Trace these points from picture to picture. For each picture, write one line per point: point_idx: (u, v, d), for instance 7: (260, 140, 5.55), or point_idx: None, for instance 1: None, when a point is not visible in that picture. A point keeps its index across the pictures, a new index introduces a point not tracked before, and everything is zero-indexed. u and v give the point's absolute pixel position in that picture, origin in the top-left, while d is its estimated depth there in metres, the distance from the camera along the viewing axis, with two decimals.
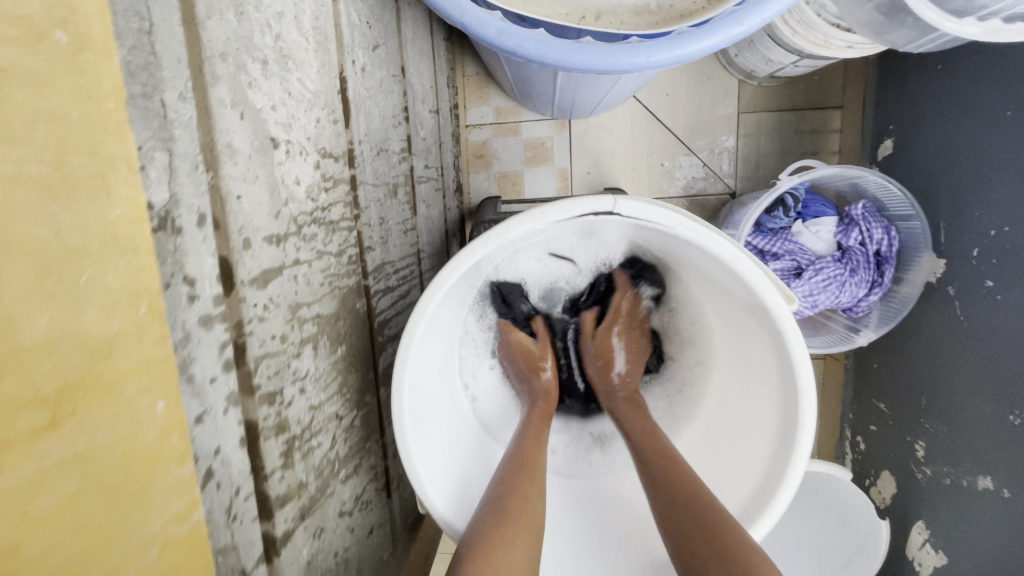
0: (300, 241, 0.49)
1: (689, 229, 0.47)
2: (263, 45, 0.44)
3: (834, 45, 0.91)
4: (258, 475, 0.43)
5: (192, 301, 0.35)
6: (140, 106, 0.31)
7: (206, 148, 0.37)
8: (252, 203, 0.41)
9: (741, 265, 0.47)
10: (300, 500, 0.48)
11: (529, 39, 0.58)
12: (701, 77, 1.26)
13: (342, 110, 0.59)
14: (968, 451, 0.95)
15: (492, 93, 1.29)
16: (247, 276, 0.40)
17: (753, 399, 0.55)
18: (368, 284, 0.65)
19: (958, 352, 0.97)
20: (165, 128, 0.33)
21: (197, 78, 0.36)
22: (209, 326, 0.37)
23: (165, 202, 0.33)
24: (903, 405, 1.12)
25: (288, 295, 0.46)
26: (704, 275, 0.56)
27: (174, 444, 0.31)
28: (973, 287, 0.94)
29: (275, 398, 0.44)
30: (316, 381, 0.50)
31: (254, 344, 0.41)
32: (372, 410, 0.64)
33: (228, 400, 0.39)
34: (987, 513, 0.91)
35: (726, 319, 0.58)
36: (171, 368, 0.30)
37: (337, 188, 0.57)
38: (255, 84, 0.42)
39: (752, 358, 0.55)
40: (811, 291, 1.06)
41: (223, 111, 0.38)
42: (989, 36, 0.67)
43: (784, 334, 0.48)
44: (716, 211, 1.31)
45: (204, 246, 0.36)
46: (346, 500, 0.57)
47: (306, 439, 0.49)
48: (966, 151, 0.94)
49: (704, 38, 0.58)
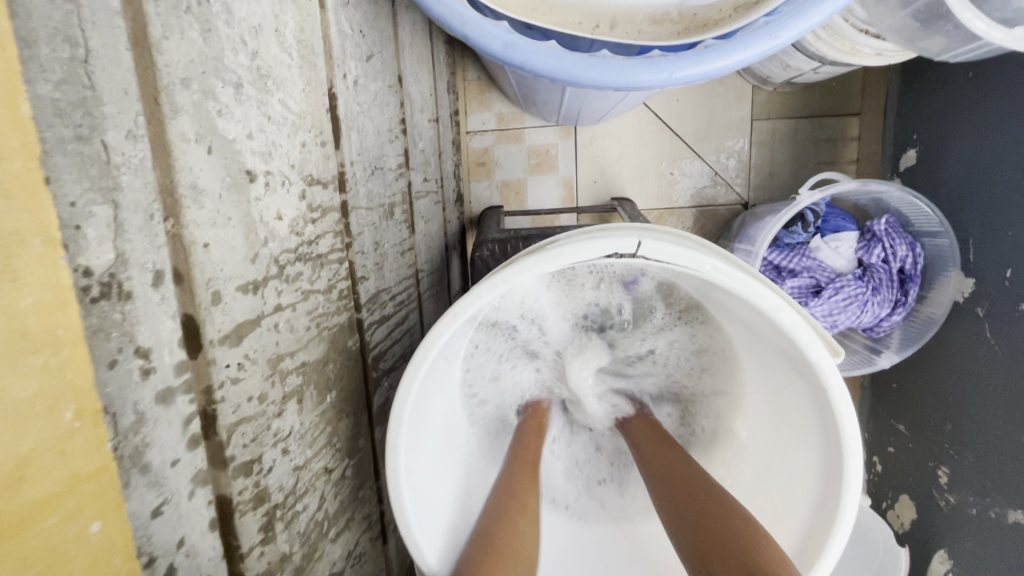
0: (282, 283, 0.43)
1: (722, 273, 0.42)
2: (237, 65, 0.38)
3: (861, 52, 0.85)
4: (232, 558, 0.37)
5: (146, 375, 0.30)
6: (74, 152, 0.26)
7: (163, 192, 0.31)
8: (223, 249, 0.36)
9: (782, 314, 0.42)
10: (284, 574, 0.43)
11: (538, 53, 0.53)
12: (713, 83, 1.20)
13: (332, 129, 0.54)
14: (996, 483, 0.90)
15: (494, 99, 1.23)
16: (217, 335, 0.35)
17: (788, 451, 0.49)
18: (361, 317, 0.59)
19: (988, 377, 0.91)
20: (109, 174, 0.28)
21: (151, 110, 0.30)
22: (168, 400, 0.32)
23: (109, 264, 0.28)
24: (925, 429, 1.06)
25: (268, 347, 0.41)
26: (737, 319, 0.51)
27: (115, 566, 0.25)
28: (1004, 309, 0.88)
29: (252, 468, 0.39)
30: (300, 438, 0.45)
31: (226, 412, 0.36)
32: (365, 456, 0.59)
33: (194, 480, 0.34)
34: (1016, 549, 0.86)
35: (759, 365, 0.53)
36: (110, 476, 0.24)
37: (325, 218, 0.51)
38: (226, 111, 0.36)
39: (787, 407, 0.49)
40: (830, 310, 1.01)
41: (185, 146, 0.32)
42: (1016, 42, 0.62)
43: (830, 390, 0.43)
44: (728, 222, 1.25)
45: (161, 307, 0.31)
46: (337, 560, 0.52)
47: (290, 506, 0.43)
48: (999, 165, 0.89)
49: (732, 53, 0.52)
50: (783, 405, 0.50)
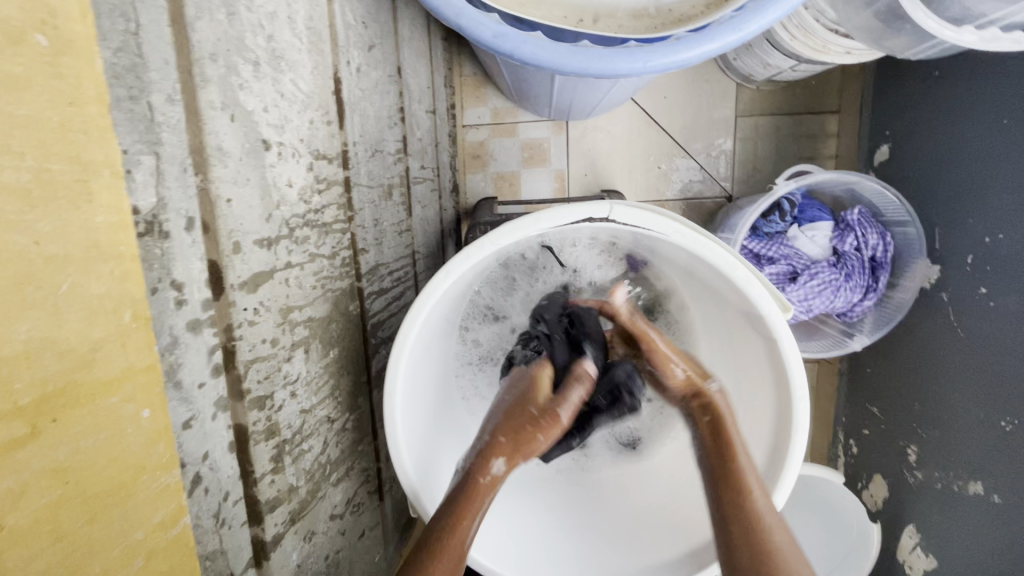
0: (292, 244, 0.48)
1: (685, 236, 0.47)
2: (256, 46, 0.43)
3: (832, 50, 0.91)
4: (247, 480, 0.42)
5: (180, 305, 0.35)
6: (126, 109, 0.31)
7: (195, 150, 0.36)
8: (243, 206, 0.41)
9: (737, 273, 0.47)
10: (291, 504, 0.48)
11: (526, 42, 0.58)
12: (699, 81, 1.26)
13: (337, 111, 0.59)
14: (958, 457, 0.96)
15: (489, 94, 1.28)
16: (237, 280, 0.40)
17: (747, 404, 0.55)
18: (362, 286, 0.64)
19: (952, 358, 0.97)
20: (152, 131, 0.33)
21: (186, 78, 0.35)
22: (197, 330, 0.37)
23: (151, 207, 0.33)
24: (895, 410, 1.12)
25: (280, 298, 0.46)
26: (701, 284, 0.56)
27: (159, 452, 0.30)
28: (967, 294, 0.94)
29: (266, 403, 0.44)
30: (307, 385, 0.50)
31: (244, 349, 0.41)
32: (364, 413, 0.64)
33: (216, 405, 0.39)
34: (977, 518, 0.92)
35: (722, 330, 0.58)
36: (157, 375, 0.29)
37: (330, 190, 0.56)
38: (246, 86, 0.41)
39: (747, 365, 0.55)
40: (806, 296, 1.07)
41: (213, 113, 0.37)
42: (985, 44, 0.67)
43: (781, 343, 0.48)
44: (713, 214, 1.31)
45: (192, 249, 0.36)
46: (338, 504, 0.57)
47: (297, 444, 0.48)
48: (962, 157, 0.94)
49: (702, 44, 0.58)
50: (745, 364, 0.55)
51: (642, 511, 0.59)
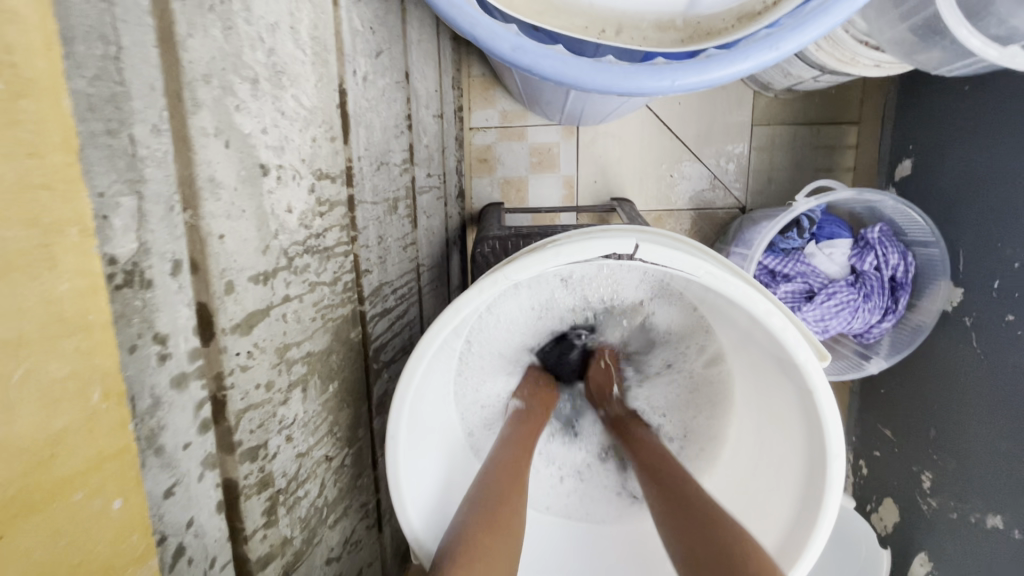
0: (291, 275, 0.44)
1: (715, 277, 0.43)
2: (254, 62, 0.39)
3: (860, 63, 0.87)
4: (237, 538, 0.39)
5: (163, 360, 0.31)
6: (103, 145, 0.27)
7: (183, 183, 0.32)
8: (237, 241, 0.37)
9: (772, 318, 0.44)
10: (285, 557, 0.44)
11: (546, 56, 0.54)
12: (715, 87, 1.21)
13: (341, 125, 0.55)
14: (977, 488, 0.93)
15: (498, 96, 1.24)
16: (229, 323, 0.36)
17: (773, 451, 0.51)
18: (364, 310, 0.60)
19: (974, 386, 0.94)
20: (134, 167, 0.29)
21: (174, 104, 0.31)
22: (183, 385, 0.33)
23: (132, 253, 0.29)
24: (910, 434, 1.09)
25: (276, 336, 0.42)
26: (729, 322, 0.52)
27: (135, 543, 0.26)
28: (993, 320, 0.90)
29: (259, 453, 0.40)
30: (304, 426, 0.46)
31: (235, 397, 0.37)
32: (364, 446, 0.60)
33: (204, 463, 0.35)
34: (994, 553, 0.89)
35: (747, 369, 0.55)
36: (129, 457, 0.25)
37: (332, 211, 0.52)
38: (243, 107, 0.38)
39: (776, 409, 0.51)
40: (822, 316, 1.03)
41: (205, 141, 0.33)
42: None
43: (816, 394, 0.44)
44: (725, 225, 1.27)
45: (179, 295, 0.32)
46: (334, 546, 0.53)
47: (293, 491, 0.45)
48: (992, 178, 0.90)
49: (736, 62, 0.53)
50: (779, 414, 0.51)
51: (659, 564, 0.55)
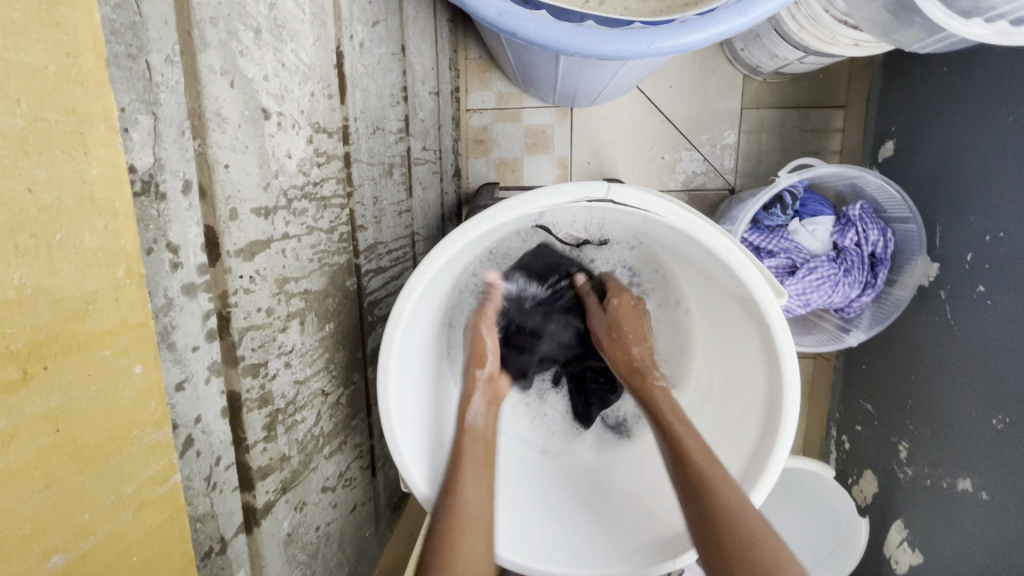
0: (290, 215, 0.48)
1: (681, 217, 0.47)
2: (257, 13, 0.43)
3: (839, 42, 0.90)
4: (239, 446, 0.43)
5: (175, 268, 0.35)
6: (124, 67, 0.31)
7: (194, 113, 0.36)
8: (240, 173, 0.41)
9: (731, 255, 0.47)
10: (282, 473, 0.48)
11: (530, 21, 0.58)
12: (705, 71, 1.25)
13: (338, 85, 0.59)
14: (949, 454, 0.96)
15: (494, 78, 1.27)
16: (234, 246, 0.40)
17: (740, 388, 0.55)
18: (359, 263, 0.64)
19: (948, 356, 0.97)
20: (151, 91, 0.33)
21: (186, 40, 0.35)
22: (192, 295, 0.37)
23: (148, 167, 0.33)
24: (889, 406, 1.12)
25: (276, 268, 0.46)
26: (699, 272, 0.56)
27: (151, 409, 0.31)
28: (965, 291, 0.94)
29: (259, 371, 0.44)
30: (302, 356, 0.50)
31: (239, 315, 0.41)
32: (358, 389, 0.64)
33: (210, 370, 0.39)
34: (964, 515, 0.93)
35: (718, 317, 0.58)
36: (150, 330, 0.30)
37: (329, 164, 0.56)
38: (246, 52, 0.41)
39: (742, 352, 0.55)
40: (804, 290, 1.07)
41: (212, 78, 0.37)
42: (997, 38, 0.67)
43: (773, 329, 0.48)
44: (714, 206, 1.30)
45: (189, 213, 0.36)
46: (330, 477, 0.57)
47: (290, 414, 0.49)
48: (967, 153, 0.94)
49: (707, 27, 0.57)
50: (743, 350, 0.54)
51: (620, 498, 0.59)
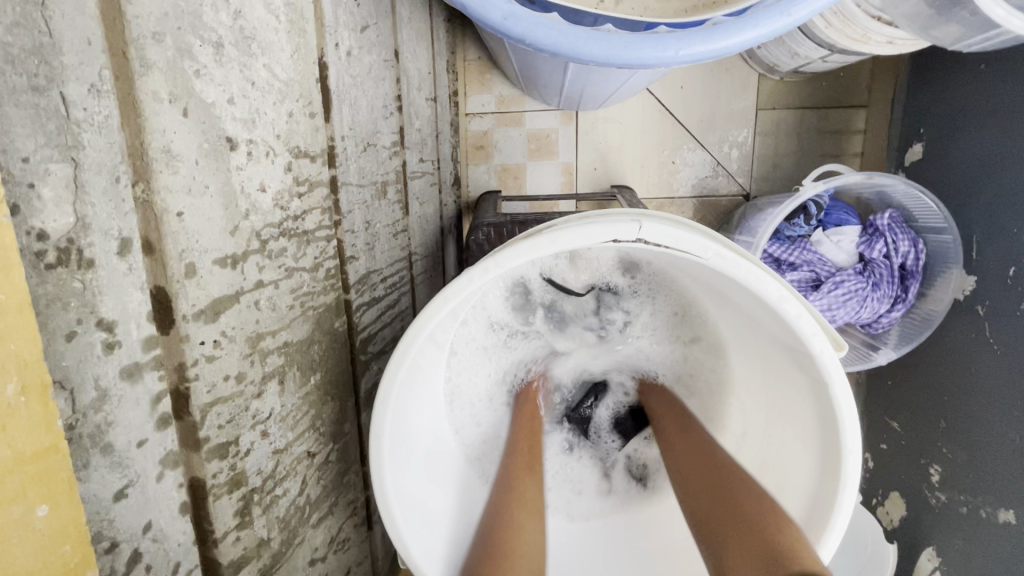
0: (264, 259, 0.41)
1: (726, 260, 0.40)
2: (218, 24, 0.35)
3: (871, 40, 0.82)
4: (205, 542, 0.36)
5: (110, 349, 0.28)
6: (25, 104, 0.24)
7: (133, 153, 0.29)
8: (200, 220, 0.34)
9: (786, 304, 0.40)
10: (261, 560, 0.41)
11: (540, 25, 0.51)
12: (718, 70, 1.17)
13: (322, 101, 0.52)
14: (989, 482, 0.90)
15: (494, 80, 1.20)
16: (192, 310, 0.33)
17: (787, 444, 0.48)
18: (350, 299, 0.57)
19: (986, 377, 0.90)
20: (68, 132, 0.26)
21: (119, 63, 0.28)
22: (135, 377, 0.30)
23: (68, 228, 0.26)
24: (918, 426, 1.06)
25: (248, 325, 0.39)
26: (740, 312, 0.49)
27: (65, 554, 0.24)
28: (1006, 308, 0.87)
29: (229, 450, 0.37)
30: (282, 421, 0.43)
31: (201, 390, 0.34)
32: (350, 441, 0.57)
33: (163, 462, 0.32)
34: (1007, 549, 0.86)
35: (760, 358, 0.52)
36: (61, 458, 0.23)
37: (313, 192, 0.49)
38: (205, 73, 0.34)
39: (790, 403, 0.48)
40: (829, 305, 1.00)
41: (157, 107, 0.30)
42: None
43: (832, 387, 0.41)
44: (728, 213, 1.23)
45: (129, 278, 0.29)
46: (319, 546, 0.51)
47: (269, 490, 0.42)
48: (1009, 159, 0.87)
49: (744, 29, 0.50)
50: (793, 402, 0.48)
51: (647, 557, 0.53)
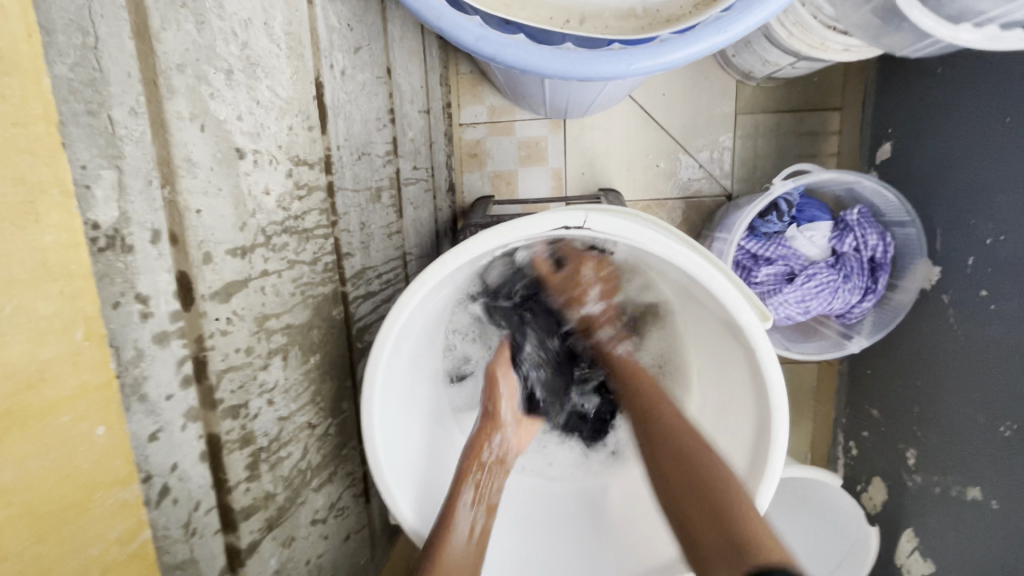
0: (269, 251, 0.48)
1: (661, 245, 0.46)
2: (228, 54, 0.42)
3: (830, 47, 0.89)
4: (221, 488, 0.42)
5: (145, 318, 0.35)
6: (84, 124, 0.31)
7: (162, 161, 0.36)
8: (214, 216, 0.41)
9: (714, 282, 0.46)
10: (268, 511, 0.48)
11: (508, 45, 0.58)
12: (697, 78, 1.24)
13: (319, 116, 0.59)
14: (958, 461, 0.94)
15: (486, 92, 1.27)
16: (208, 290, 0.40)
17: (733, 409, 0.55)
18: (346, 291, 0.64)
19: (952, 361, 0.95)
20: (114, 145, 0.33)
21: (151, 90, 0.35)
22: (164, 343, 0.37)
23: (114, 220, 0.33)
24: (895, 412, 1.10)
25: (255, 307, 0.46)
26: (686, 294, 0.55)
27: (115, 467, 0.32)
28: (968, 295, 0.92)
29: (240, 412, 0.44)
30: (285, 392, 0.50)
31: (216, 358, 0.41)
32: (348, 418, 0.64)
33: (186, 416, 0.39)
34: (976, 525, 0.91)
35: (707, 334, 0.58)
36: (112, 393, 0.31)
37: (311, 195, 0.56)
38: (217, 95, 0.41)
39: (732, 375, 0.54)
40: (803, 297, 1.05)
41: (180, 124, 0.37)
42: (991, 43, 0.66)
43: (759, 353, 0.47)
44: (711, 213, 1.29)
45: (158, 262, 0.36)
46: (320, 508, 0.57)
47: (274, 451, 0.49)
48: (967, 155, 0.92)
49: (687, 45, 0.57)
50: (734, 372, 0.54)
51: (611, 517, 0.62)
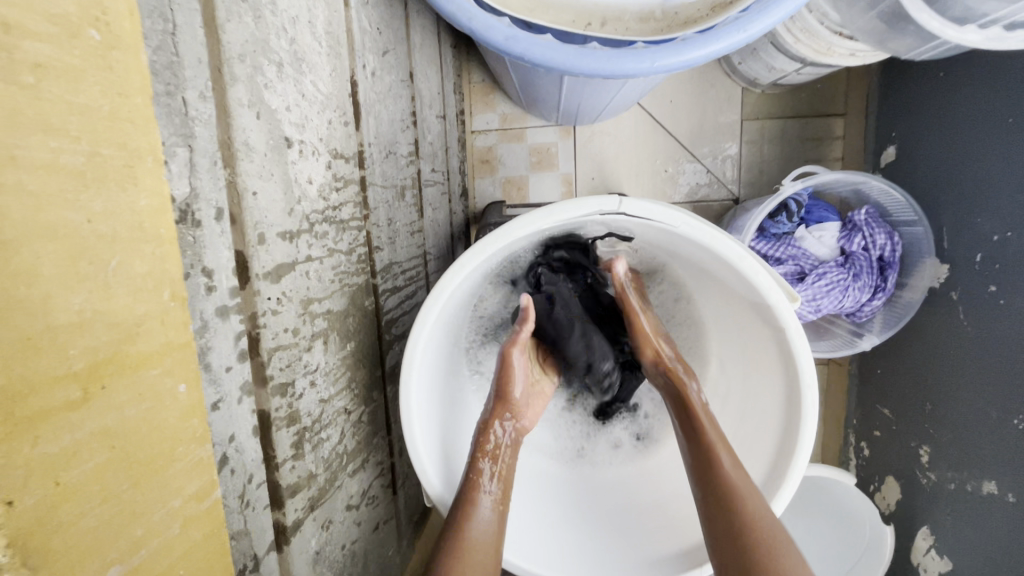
0: (312, 239, 0.50)
1: (693, 227, 0.49)
2: (279, 48, 0.45)
3: (836, 53, 0.92)
4: (270, 464, 0.44)
5: (210, 291, 0.37)
6: (162, 104, 0.33)
7: (224, 145, 0.38)
8: (267, 200, 0.42)
9: (744, 263, 0.49)
10: (309, 491, 0.49)
11: (535, 45, 0.60)
12: (704, 86, 1.27)
13: (353, 112, 0.61)
14: (971, 456, 0.95)
15: (497, 100, 1.30)
16: (262, 270, 0.41)
17: (757, 392, 0.56)
18: (376, 283, 0.66)
19: (963, 357, 0.97)
20: (186, 125, 0.35)
21: (217, 77, 0.37)
22: (225, 317, 0.38)
23: (185, 196, 0.35)
24: (906, 411, 1.12)
25: (301, 290, 0.47)
26: (710, 277, 0.58)
27: (194, 426, 0.35)
28: (977, 291, 0.94)
29: (287, 390, 0.45)
30: (326, 375, 0.51)
31: (268, 336, 0.42)
32: (378, 407, 0.65)
33: (241, 389, 0.41)
34: (992, 519, 0.91)
35: (731, 318, 0.60)
36: (190, 352, 0.34)
37: (347, 188, 0.58)
38: (270, 85, 0.43)
39: (755, 357, 0.56)
40: (814, 296, 1.07)
41: (241, 110, 0.39)
42: (990, 43, 0.69)
43: (788, 332, 0.49)
44: (720, 217, 1.32)
45: (221, 239, 0.38)
46: (354, 494, 0.58)
47: (316, 432, 0.50)
48: (970, 154, 0.95)
49: (707, 44, 0.59)
50: (758, 354, 0.56)
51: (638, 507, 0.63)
